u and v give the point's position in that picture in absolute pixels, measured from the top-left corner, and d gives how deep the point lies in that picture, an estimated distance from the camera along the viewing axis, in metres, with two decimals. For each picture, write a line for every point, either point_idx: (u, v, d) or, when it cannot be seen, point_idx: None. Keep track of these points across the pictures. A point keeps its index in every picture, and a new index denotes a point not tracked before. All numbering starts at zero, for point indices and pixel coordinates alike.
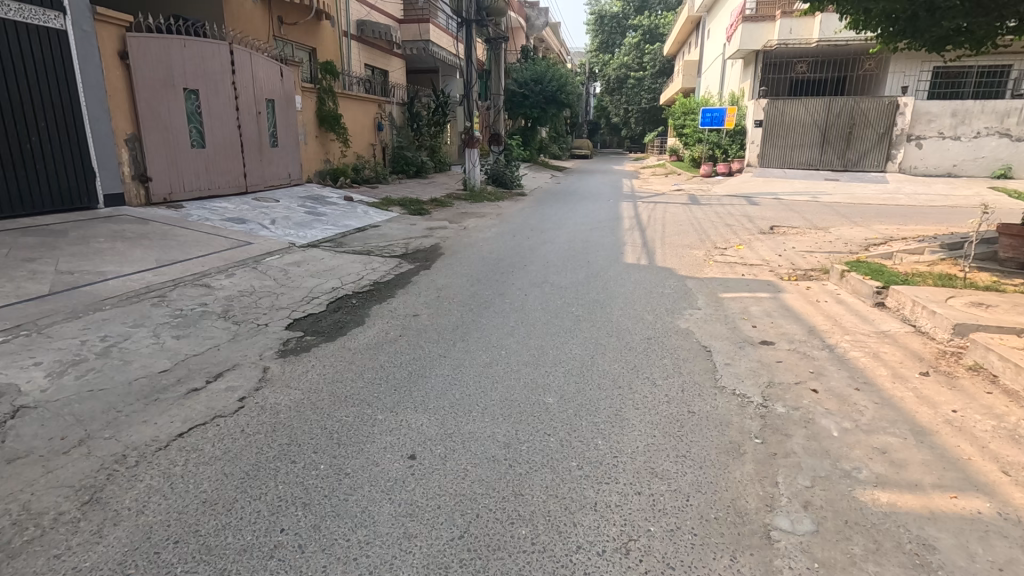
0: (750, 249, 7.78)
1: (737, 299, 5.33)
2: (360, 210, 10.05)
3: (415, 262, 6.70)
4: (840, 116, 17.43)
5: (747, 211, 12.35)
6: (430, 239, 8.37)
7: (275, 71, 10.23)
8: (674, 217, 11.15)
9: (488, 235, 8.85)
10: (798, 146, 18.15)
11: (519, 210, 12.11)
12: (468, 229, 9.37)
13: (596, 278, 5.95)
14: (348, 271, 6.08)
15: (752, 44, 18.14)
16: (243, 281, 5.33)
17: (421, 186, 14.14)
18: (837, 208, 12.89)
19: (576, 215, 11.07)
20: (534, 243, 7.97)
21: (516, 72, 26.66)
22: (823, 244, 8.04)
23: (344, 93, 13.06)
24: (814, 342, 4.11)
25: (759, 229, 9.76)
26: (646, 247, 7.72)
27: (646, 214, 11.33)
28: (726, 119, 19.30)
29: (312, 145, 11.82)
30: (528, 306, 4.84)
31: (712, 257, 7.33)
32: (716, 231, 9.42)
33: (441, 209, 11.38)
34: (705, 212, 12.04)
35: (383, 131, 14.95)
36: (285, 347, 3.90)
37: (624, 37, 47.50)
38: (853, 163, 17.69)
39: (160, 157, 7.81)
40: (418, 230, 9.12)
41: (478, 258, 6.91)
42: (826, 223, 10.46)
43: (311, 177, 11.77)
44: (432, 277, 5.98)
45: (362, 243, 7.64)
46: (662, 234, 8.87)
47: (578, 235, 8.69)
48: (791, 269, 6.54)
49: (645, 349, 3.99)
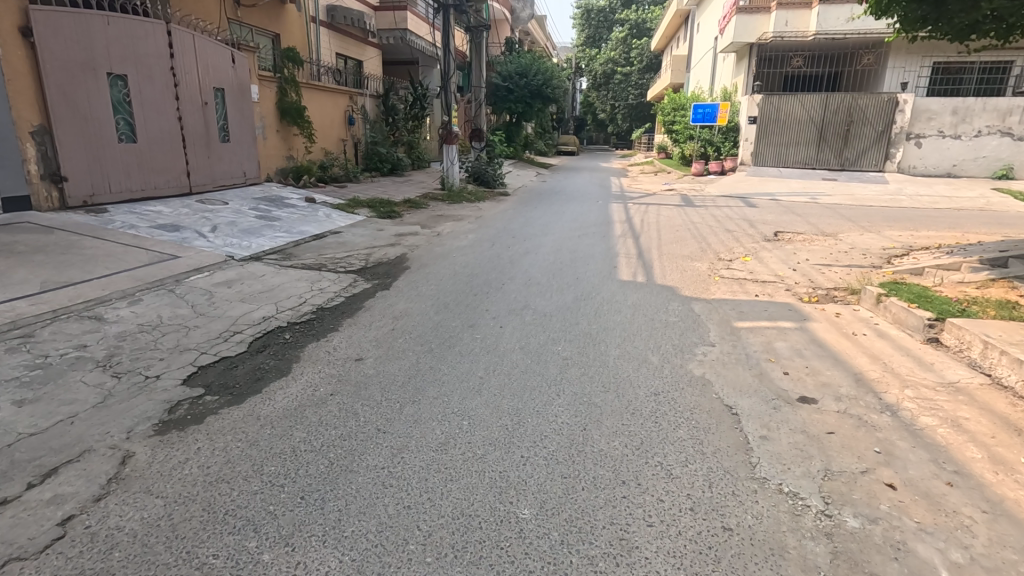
0: (757, 262, 6.87)
1: (757, 332, 4.40)
2: (321, 213, 8.99)
3: (372, 280, 5.69)
4: (838, 113, 16.67)
5: (745, 214, 11.49)
6: (397, 248, 7.36)
7: (226, 57, 9.11)
8: (668, 221, 10.24)
9: (463, 242, 7.86)
10: (794, 143, 17.37)
11: (501, 212, 11.12)
12: (441, 235, 8.37)
13: (586, 302, 5.00)
14: (289, 293, 5.05)
15: (746, 36, 17.36)
16: (148, 309, 4.28)
17: (394, 185, 13.06)
18: (839, 210, 12.10)
19: (562, 218, 10.10)
20: (514, 253, 6.99)
21: (500, 64, 25.60)
22: (838, 254, 7.18)
23: (309, 83, 11.94)
24: (869, 399, 3.18)
25: (762, 236, 8.88)
26: (642, 259, 6.78)
27: (638, 218, 10.39)
28: (719, 115, 18.43)
29: (272, 140, 10.69)
30: (502, 346, 3.85)
31: (717, 272, 6.42)
32: (717, 238, 8.51)
33: (414, 212, 10.34)
34: (701, 215, 11.14)
35: (354, 125, 13.85)
36: (170, 415, 2.87)
37: (611, 31, 46.61)
38: (850, 162, 16.96)
39: (78, 152, 6.71)
40: (385, 236, 8.10)
41: (448, 274, 5.91)
42: (833, 229, 9.61)
43: (271, 176, 10.67)
44: (390, 300, 4.97)
45: (316, 254, 6.62)
46: (657, 242, 7.94)
47: (565, 243, 7.72)
48: (810, 288, 5.64)
49: (653, 414, 3.04)
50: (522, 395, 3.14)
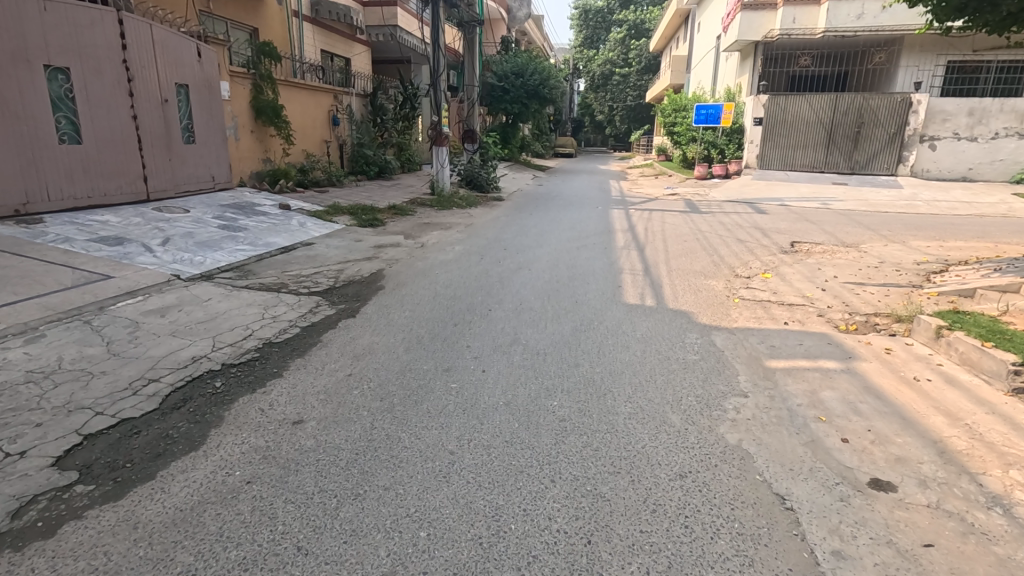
0: (779, 279, 6.09)
1: (797, 375, 3.62)
2: (295, 222, 8.20)
3: (340, 305, 4.90)
4: (848, 114, 15.94)
5: (755, 221, 10.73)
6: (373, 263, 6.57)
7: (191, 51, 8.32)
8: (673, 229, 9.47)
9: (449, 254, 7.08)
10: (801, 146, 16.64)
11: (493, 219, 10.36)
12: (426, 246, 7.59)
13: (588, 333, 4.21)
14: (236, 322, 4.26)
15: (752, 35, 16.64)
16: (49, 349, 3.49)
17: (381, 190, 12.27)
18: (854, 217, 11.36)
19: (559, 226, 9.35)
20: (506, 269, 6.20)
21: (495, 64, 24.82)
22: (867, 270, 6.41)
23: (288, 81, 11.15)
24: (967, 487, 2.39)
25: (778, 247, 8.12)
26: (650, 277, 6.01)
27: (641, 226, 9.62)
28: (723, 116, 17.68)
29: (246, 142, 9.90)
30: (481, 401, 3.06)
31: (735, 292, 5.65)
32: (729, 250, 7.73)
33: (399, 219, 9.54)
34: (708, 222, 10.38)
35: (338, 126, 13.06)
36: (12, 523, 2.06)
37: (609, 32, 45.94)
38: (861, 166, 16.23)
39: (8, 155, 5.91)
40: (363, 249, 7.31)
41: (427, 296, 5.11)
42: (853, 238, 8.87)
43: (245, 180, 9.86)
44: (355, 332, 4.17)
45: (279, 270, 5.83)
46: (665, 255, 7.18)
47: (562, 256, 6.94)
48: (847, 314, 4.87)
49: (679, 513, 2.25)
50: (504, 483, 2.36)
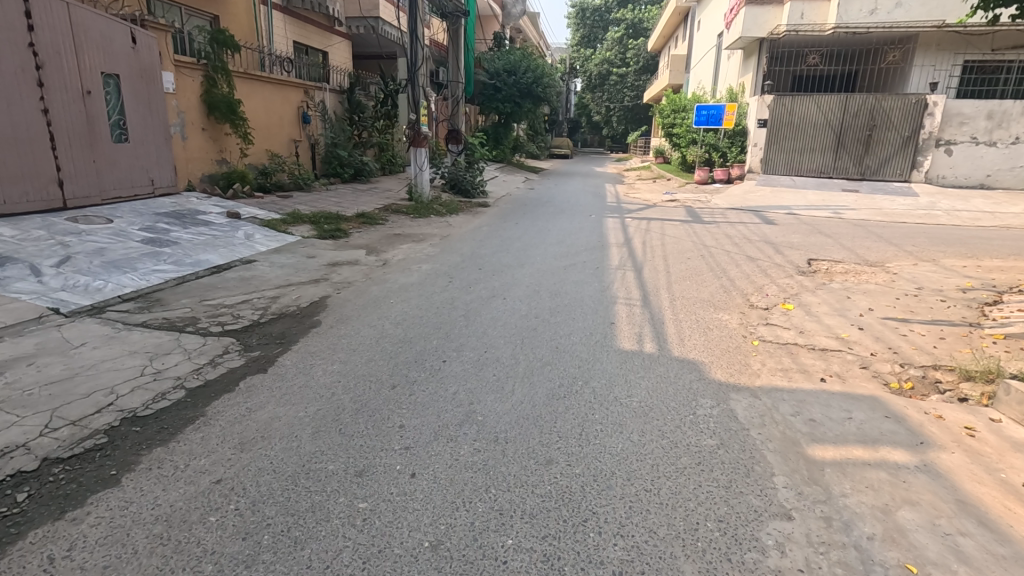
0: (804, 312, 5.07)
1: (856, 476, 2.59)
2: (241, 234, 7.15)
3: (254, 351, 3.84)
4: (858, 116, 14.98)
5: (764, 232, 9.76)
6: (320, 287, 5.54)
7: (122, 35, 7.25)
8: (675, 242, 8.47)
9: (413, 274, 6.05)
10: (808, 149, 15.67)
11: (473, 229, 9.33)
12: (389, 264, 6.55)
13: (568, 400, 3.17)
14: (100, 382, 3.20)
15: (757, 31, 15.61)
16: None
17: (353, 195, 11.22)
18: (871, 229, 10.39)
19: (545, 238, 8.32)
20: (476, 297, 5.16)
21: (487, 61, 23.85)
22: (907, 300, 5.42)
23: (248, 73, 10.07)
24: None
25: (795, 267, 7.12)
26: (648, 309, 4.97)
27: (638, 239, 8.60)
28: (726, 117, 16.70)
29: (195, 141, 8.83)
30: (393, 545, 2.02)
31: (752, 330, 4.64)
32: (740, 271, 6.72)
33: (367, 229, 8.51)
34: (713, 234, 9.37)
35: (308, 124, 12.00)
36: None
37: (607, 31, 44.99)
38: (871, 171, 15.27)
39: None
40: (314, 268, 6.27)
41: (368, 338, 4.06)
42: (877, 256, 7.88)
43: (194, 184, 8.80)
44: (254, 399, 3.11)
45: (196, 298, 4.79)
46: (666, 278, 6.16)
47: (545, 278, 5.91)
48: (897, 369, 3.86)
49: None
50: None
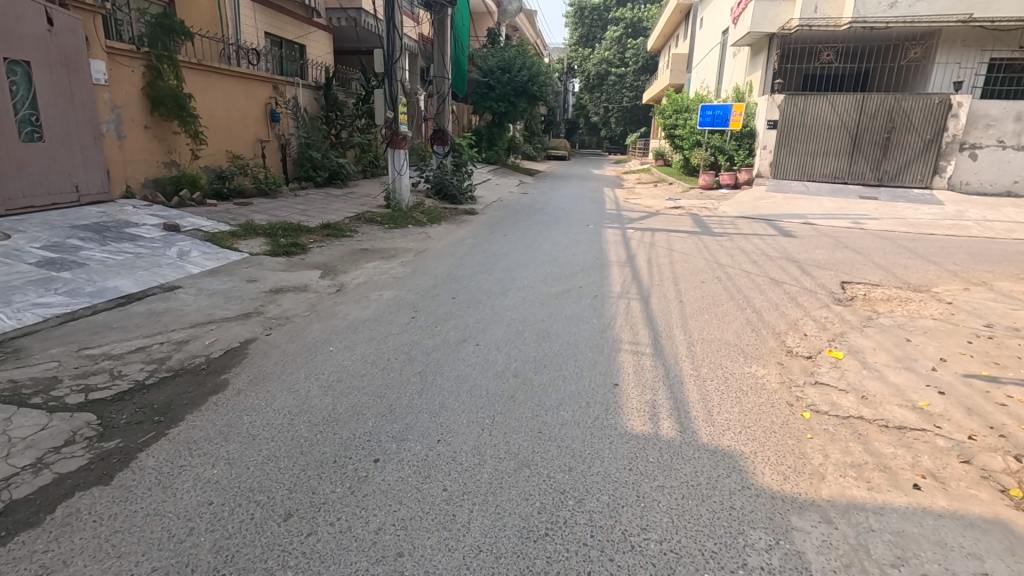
0: (859, 363, 3.98)
1: None
2: (174, 251, 6.05)
3: (111, 439, 2.72)
4: (876, 117, 13.95)
5: (783, 245, 8.69)
6: (250, 323, 4.44)
7: (34, 14, 6.14)
8: (684, 258, 7.40)
9: (371, 305, 4.95)
10: (821, 153, 14.64)
11: (454, 241, 8.24)
12: (344, 290, 5.44)
13: (553, 544, 2.08)
14: None
15: (767, 26, 14.62)
16: None
17: (325, 201, 10.11)
18: (899, 242, 9.35)
19: (535, 254, 7.24)
20: (443, 340, 4.07)
21: (480, 58, 22.79)
22: (982, 344, 4.35)
23: (204, 64, 8.95)
24: None
25: (828, 294, 6.04)
26: (662, 360, 3.88)
27: (643, 255, 7.51)
28: (733, 118, 15.66)
29: (136, 140, 7.72)
30: None
31: (796, 391, 3.56)
32: (765, 299, 5.66)
33: (331, 243, 7.41)
34: (726, 248, 8.29)
35: (278, 122, 10.88)
36: None
37: (606, 30, 44.00)
38: (889, 177, 14.23)
39: None
40: (251, 295, 5.16)
41: (281, 415, 2.96)
42: (920, 278, 6.80)
43: (133, 190, 7.68)
44: (63, 547, 2.00)
45: (75, 346, 3.69)
46: (679, 311, 5.07)
47: (533, 312, 4.81)
48: (1015, 466, 2.76)
49: None
50: None
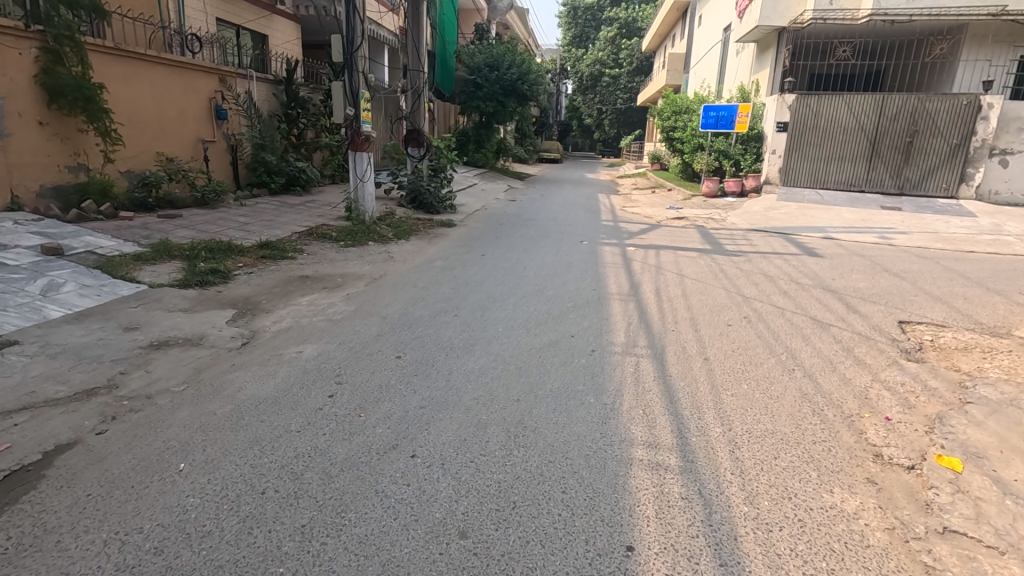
0: (993, 483, 2.63)
1: None
2: (41, 285, 4.62)
3: None
4: (898, 119, 12.74)
5: (811, 267, 7.39)
6: (88, 407, 3.02)
7: None
8: (698, 287, 6.07)
9: (281, 372, 3.54)
10: (836, 158, 13.41)
11: (421, 263, 6.84)
12: (254, 344, 4.02)
13: None
14: None
15: (776, 21, 13.35)
16: None
17: (276, 213, 8.69)
18: (942, 262, 8.08)
19: (516, 282, 5.87)
20: (366, 445, 2.69)
21: (467, 55, 21.47)
22: None
23: (124, 49, 7.51)
24: None
25: (890, 341, 4.72)
26: (699, 491, 2.49)
27: (648, 282, 6.15)
28: (738, 120, 14.40)
29: (27, 140, 6.28)
30: None
31: (921, 549, 2.21)
32: (814, 352, 4.34)
33: (266, 268, 6.01)
34: (746, 272, 6.96)
35: (224, 120, 9.45)
36: None
37: (599, 30, 42.85)
38: (911, 185, 13.00)
39: None
40: (119, 352, 3.74)
41: None
42: (992, 316, 5.50)
43: (21, 201, 6.24)
44: None
45: None
46: (708, 378, 3.68)
47: (503, 384, 3.41)
48: None
49: None
50: None
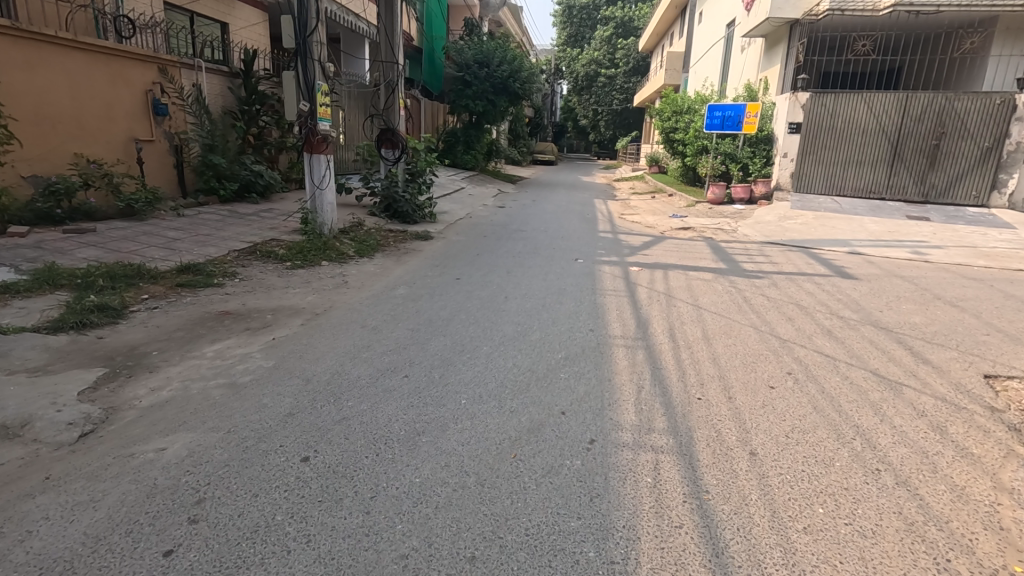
0: None
1: None
2: None
3: None
4: (923, 120, 11.63)
5: (848, 293, 6.22)
6: None
7: None
8: (721, 324, 4.87)
9: (109, 496, 2.29)
10: (854, 162, 12.30)
11: (378, 291, 5.61)
12: (99, 435, 2.77)
13: None
14: None
15: (789, 12, 12.22)
16: None
17: (220, 224, 7.43)
18: (997, 284, 6.91)
19: (493, 321, 4.65)
20: None
21: (456, 50, 20.23)
22: None
23: (24, 30, 6.28)
24: None
25: (987, 408, 3.52)
26: None
27: (658, 318, 4.94)
28: (746, 120, 13.28)
29: None
30: None
31: None
32: (896, 433, 3.15)
33: (180, 301, 4.76)
34: (773, 300, 5.76)
35: (164, 116, 8.20)
36: None
37: (595, 30, 41.75)
38: (936, 192, 11.90)
39: None
40: None
41: None
42: None
43: None
44: None
45: None
46: (763, 499, 2.47)
47: (451, 520, 2.20)
48: None
49: None
50: None
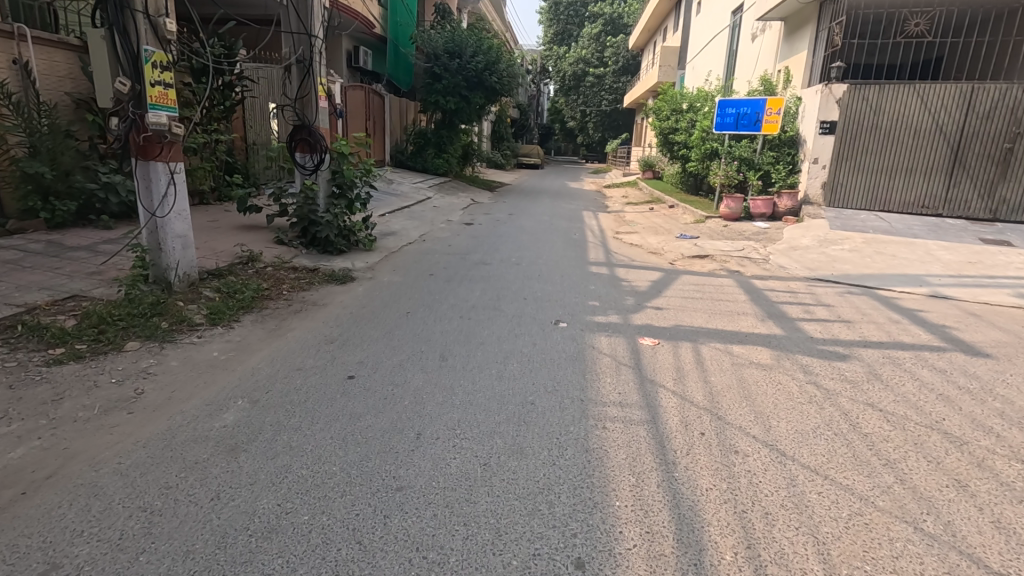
0: None
1: None
2: None
3: None
4: (994, 117, 9.28)
5: (1001, 390, 3.78)
6: None
7: None
8: (845, 519, 2.36)
9: None
10: (905, 169, 9.94)
11: (187, 416, 3.02)
12: None
13: None
14: None
15: None
16: None
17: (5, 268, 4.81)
18: None
19: (364, 538, 2.11)
20: None
21: (422, 40, 17.54)
22: None
23: None
24: None
25: None
26: None
27: (716, 501, 2.42)
28: (766, 118, 10.84)
29: None
30: None
31: None
32: None
33: None
34: (899, 422, 3.28)
35: None
36: None
37: (582, 27, 39.46)
38: (1008, 207, 9.58)
39: None
40: None
41: None
42: None
43: None
44: None
45: None
46: None
47: None
48: None
49: None
50: None
